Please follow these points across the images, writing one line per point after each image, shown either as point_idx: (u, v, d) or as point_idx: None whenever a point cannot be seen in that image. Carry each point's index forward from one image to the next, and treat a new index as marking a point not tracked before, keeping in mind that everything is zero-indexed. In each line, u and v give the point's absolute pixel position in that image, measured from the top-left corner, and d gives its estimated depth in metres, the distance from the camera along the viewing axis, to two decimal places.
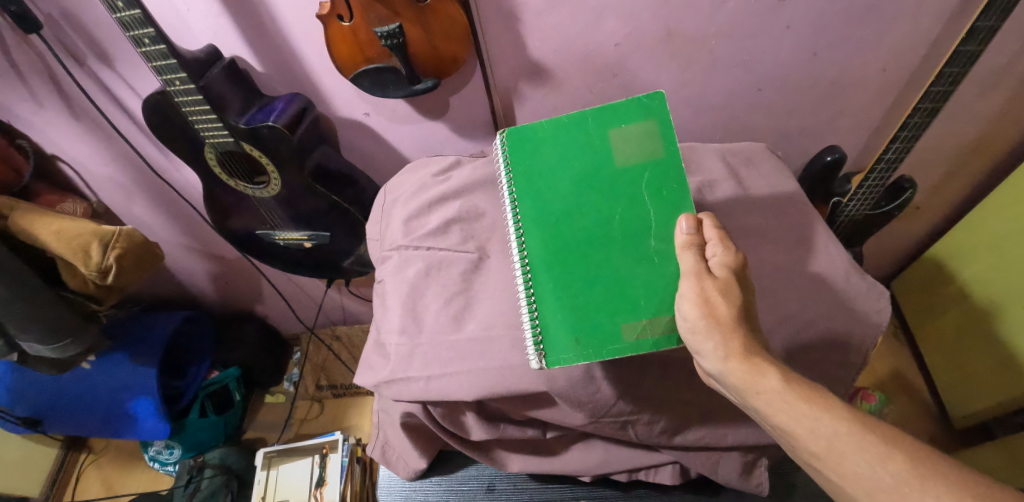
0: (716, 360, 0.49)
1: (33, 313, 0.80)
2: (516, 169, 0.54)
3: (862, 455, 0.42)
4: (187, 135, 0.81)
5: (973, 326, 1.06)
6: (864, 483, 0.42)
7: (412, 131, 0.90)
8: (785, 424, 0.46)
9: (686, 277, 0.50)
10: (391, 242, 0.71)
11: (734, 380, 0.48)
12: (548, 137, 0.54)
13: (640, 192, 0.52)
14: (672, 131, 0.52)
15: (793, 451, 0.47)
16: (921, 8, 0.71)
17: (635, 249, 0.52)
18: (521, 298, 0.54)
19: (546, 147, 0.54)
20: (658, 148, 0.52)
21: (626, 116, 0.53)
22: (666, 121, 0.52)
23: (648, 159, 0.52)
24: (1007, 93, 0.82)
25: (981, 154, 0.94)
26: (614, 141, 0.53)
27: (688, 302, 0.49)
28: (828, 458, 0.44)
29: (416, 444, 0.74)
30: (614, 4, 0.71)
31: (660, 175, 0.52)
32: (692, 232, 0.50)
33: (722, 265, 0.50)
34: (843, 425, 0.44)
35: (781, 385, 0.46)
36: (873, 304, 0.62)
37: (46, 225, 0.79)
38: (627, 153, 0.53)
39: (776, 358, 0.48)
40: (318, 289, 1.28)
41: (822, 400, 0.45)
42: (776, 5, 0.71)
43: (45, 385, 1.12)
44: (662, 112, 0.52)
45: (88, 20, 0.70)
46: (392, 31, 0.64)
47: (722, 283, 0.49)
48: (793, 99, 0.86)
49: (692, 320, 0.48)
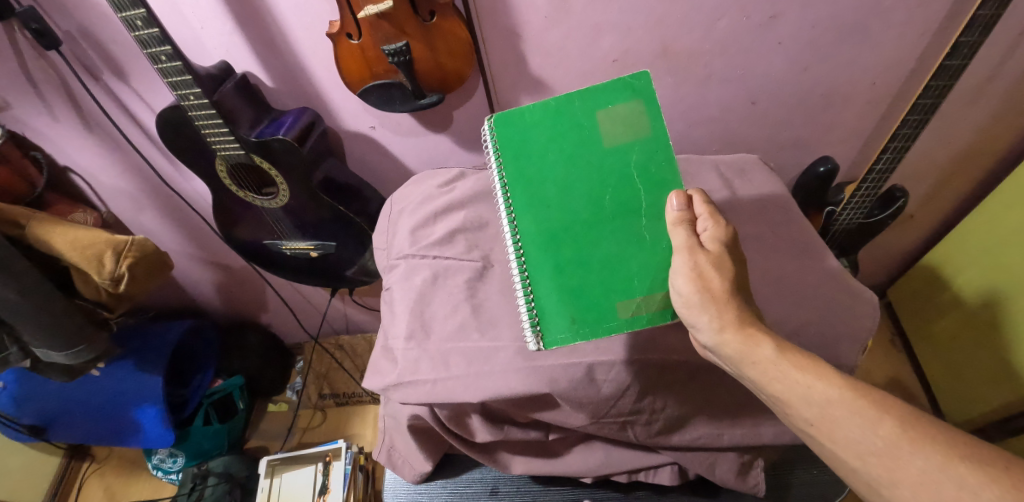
0: (711, 332, 0.52)
1: (46, 319, 0.82)
2: (505, 154, 0.56)
3: (853, 420, 0.45)
4: (199, 148, 0.83)
5: (966, 330, 1.08)
6: (856, 447, 0.45)
7: (416, 143, 0.93)
8: (779, 392, 0.49)
9: (679, 252, 0.53)
10: (398, 252, 0.73)
11: (730, 351, 0.51)
12: (536, 120, 0.56)
13: (629, 171, 0.55)
14: (658, 110, 0.54)
15: (788, 419, 0.50)
16: (906, 25, 0.75)
17: (626, 228, 0.55)
18: (516, 282, 0.56)
19: (534, 132, 0.56)
20: (645, 127, 0.54)
21: (613, 96, 0.54)
22: (652, 100, 0.54)
23: (636, 138, 0.54)
24: (990, 105, 0.85)
25: (968, 162, 0.97)
26: (602, 122, 0.55)
27: (683, 277, 0.51)
28: (821, 424, 0.47)
29: (421, 447, 0.75)
30: (612, 22, 0.74)
31: (648, 153, 0.54)
32: (683, 208, 0.53)
33: (714, 238, 0.54)
34: (836, 391, 0.46)
35: (775, 355, 0.49)
36: (862, 308, 0.65)
37: (62, 235, 0.81)
38: (614, 133, 0.55)
39: (769, 329, 0.52)
40: (322, 297, 1.30)
41: (815, 369, 0.48)
42: (767, 22, 0.75)
43: (51, 392, 1.13)
44: (647, 91, 0.54)
45: (106, 37, 0.73)
46: (399, 48, 0.67)
47: (713, 256, 0.52)
48: (785, 112, 0.89)
49: (688, 294, 0.51)
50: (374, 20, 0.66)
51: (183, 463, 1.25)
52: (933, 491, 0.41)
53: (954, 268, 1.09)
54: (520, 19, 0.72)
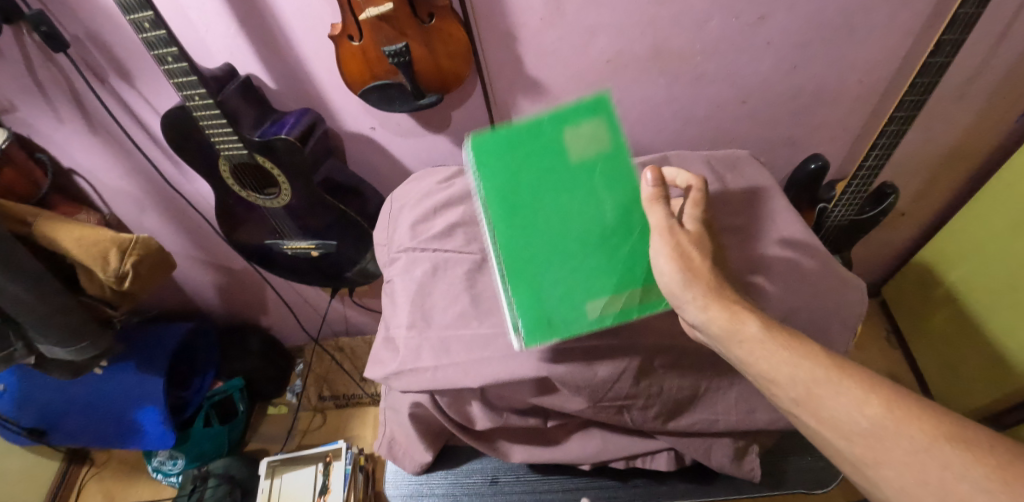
0: (697, 310, 0.54)
1: (51, 316, 0.83)
2: (482, 179, 0.56)
3: (839, 399, 0.46)
4: (204, 147, 0.84)
5: (960, 327, 1.09)
6: (841, 427, 0.46)
7: (415, 145, 0.95)
8: (766, 371, 0.50)
9: (657, 231, 0.56)
10: (399, 245, 0.75)
11: (716, 328, 0.53)
12: (508, 145, 0.55)
13: (593, 187, 0.56)
14: (620, 127, 0.55)
15: (774, 400, 0.51)
16: (890, 25, 0.77)
17: (590, 238, 0.57)
18: (504, 301, 0.61)
19: (509, 157, 0.56)
20: (608, 142, 0.55)
21: (577, 116, 0.54)
22: (613, 116, 0.54)
23: (599, 155, 0.55)
24: (973, 103, 0.88)
25: (955, 160, 1.00)
26: (569, 141, 0.55)
27: (665, 257, 0.55)
28: (806, 403, 0.48)
29: (422, 437, 0.76)
30: (605, 23, 0.76)
31: (612, 168, 0.56)
32: (657, 184, 0.56)
33: (692, 219, 0.59)
34: (821, 370, 0.48)
35: (760, 332, 0.51)
36: (847, 298, 0.67)
37: (68, 232, 0.83)
38: (579, 151, 0.55)
39: (756, 311, 0.54)
40: (321, 298, 1.31)
41: (802, 348, 0.50)
42: (757, 22, 0.77)
43: (48, 396, 1.13)
44: (608, 109, 0.54)
45: (113, 40, 0.75)
46: (399, 50, 0.69)
47: (693, 237, 0.57)
48: (775, 111, 0.91)
49: (670, 273, 0.54)
50: (374, 22, 0.68)
51: (183, 465, 1.24)
52: (916, 469, 0.42)
53: (946, 264, 1.11)
54: (517, 21, 0.75)
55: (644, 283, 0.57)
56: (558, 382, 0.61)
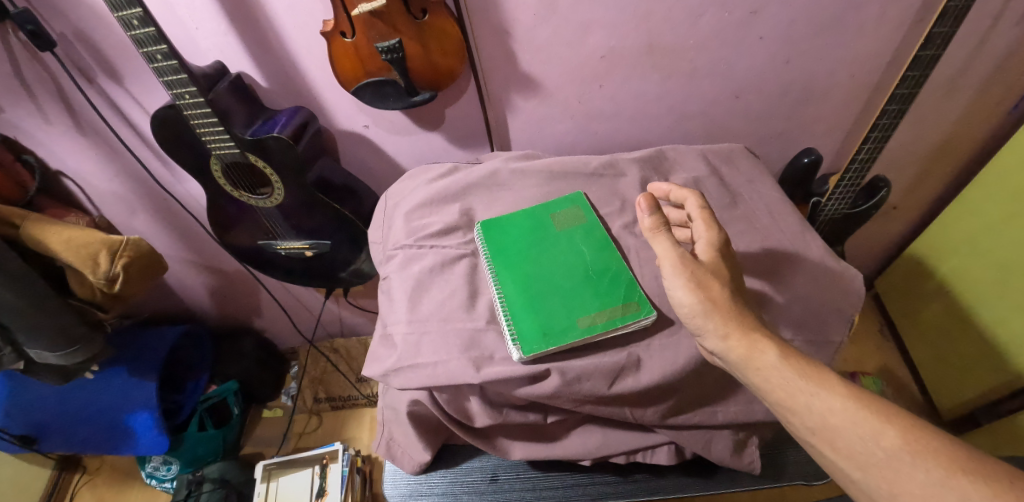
0: (717, 339, 0.54)
1: (41, 320, 0.81)
2: (489, 235, 0.70)
3: (855, 429, 0.46)
4: (195, 147, 0.83)
5: (952, 320, 1.11)
6: (856, 457, 0.46)
7: (409, 142, 0.94)
8: (783, 399, 0.50)
9: (669, 259, 0.58)
10: (395, 243, 0.74)
11: (735, 357, 0.53)
12: (509, 218, 0.72)
13: (576, 245, 0.69)
14: (591, 210, 0.73)
15: (791, 427, 0.51)
16: (881, 18, 0.78)
17: (577, 272, 0.66)
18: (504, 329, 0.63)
19: (510, 223, 0.71)
20: (582, 218, 0.72)
21: (560, 204, 0.73)
22: (585, 203, 0.74)
23: (578, 226, 0.71)
24: (963, 96, 0.89)
25: (946, 152, 1.01)
26: (555, 217, 0.72)
27: (682, 289, 0.56)
28: (823, 433, 0.48)
29: (421, 436, 0.76)
30: (598, 19, 0.76)
31: (590, 234, 0.70)
32: (654, 213, 0.60)
33: (708, 245, 0.59)
34: (839, 401, 0.48)
35: (779, 360, 0.51)
36: (844, 289, 0.67)
37: (56, 234, 0.81)
38: (563, 223, 0.71)
39: (771, 336, 0.54)
40: (315, 299, 1.30)
41: (820, 378, 0.50)
42: (749, 17, 0.77)
43: (38, 402, 1.11)
44: (580, 199, 0.74)
45: (101, 38, 0.74)
46: (393, 46, 0.69)
47: (709, 267, 0.57)
48: (768, 105, 0.92)
49: (690, 305, 0.55)
50: (368, 18, 0.67)
51: (178, 470, 1.22)
52: None
53: (939, 256, 1.12)
54: (510, 17, 0.74)
55: (626, 299, 0.63)
56: (558, 370, 0.61)
